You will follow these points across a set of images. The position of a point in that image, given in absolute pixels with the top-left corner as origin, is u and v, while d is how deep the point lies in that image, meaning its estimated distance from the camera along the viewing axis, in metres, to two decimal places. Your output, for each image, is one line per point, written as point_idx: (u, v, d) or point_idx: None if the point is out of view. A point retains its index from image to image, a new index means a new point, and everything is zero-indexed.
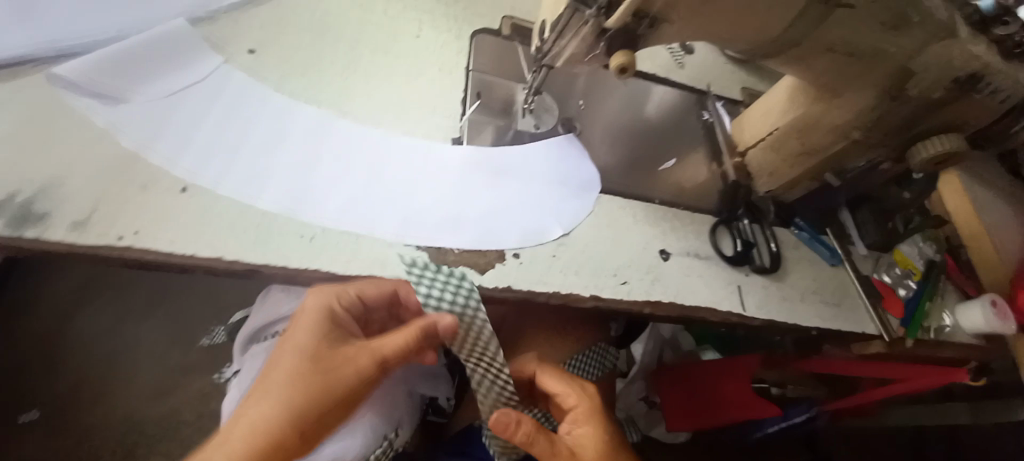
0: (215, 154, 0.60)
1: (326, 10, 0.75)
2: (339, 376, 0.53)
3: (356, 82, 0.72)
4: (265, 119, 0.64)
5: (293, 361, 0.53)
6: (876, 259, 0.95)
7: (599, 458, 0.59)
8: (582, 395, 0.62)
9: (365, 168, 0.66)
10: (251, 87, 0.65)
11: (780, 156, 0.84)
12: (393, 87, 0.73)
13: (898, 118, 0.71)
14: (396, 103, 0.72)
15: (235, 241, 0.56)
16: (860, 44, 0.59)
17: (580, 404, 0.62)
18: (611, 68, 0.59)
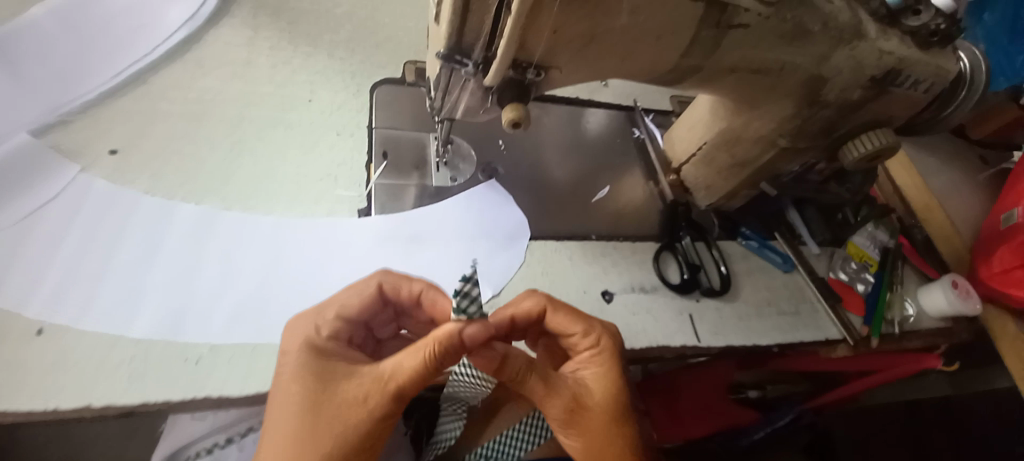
0: (79, 281, 0.54)
1: (205, 88, 0.69)
2: (344, 395, 0.48)
3: (242, 164, 0.65)
4: (139, 229, 0.58)
5: (292, 399, 0.48)
6: (830, 256, 0.91)
7: (606, 403, 0.55)
8: (604, 330, 0.57)
9: (258, 263, 0.60)
10: (118, 196, 0.59)
11: (714, 171, 0.81)
12: (289, 164, 0.67)
13: (823, 121, 0.68)
14: (292, 182, 0.66)
15: (104, 382, 0.49)
16: (762, 60, 0.56)
17: (597, 347, 0.57)
18: (504, 122, 0.54)
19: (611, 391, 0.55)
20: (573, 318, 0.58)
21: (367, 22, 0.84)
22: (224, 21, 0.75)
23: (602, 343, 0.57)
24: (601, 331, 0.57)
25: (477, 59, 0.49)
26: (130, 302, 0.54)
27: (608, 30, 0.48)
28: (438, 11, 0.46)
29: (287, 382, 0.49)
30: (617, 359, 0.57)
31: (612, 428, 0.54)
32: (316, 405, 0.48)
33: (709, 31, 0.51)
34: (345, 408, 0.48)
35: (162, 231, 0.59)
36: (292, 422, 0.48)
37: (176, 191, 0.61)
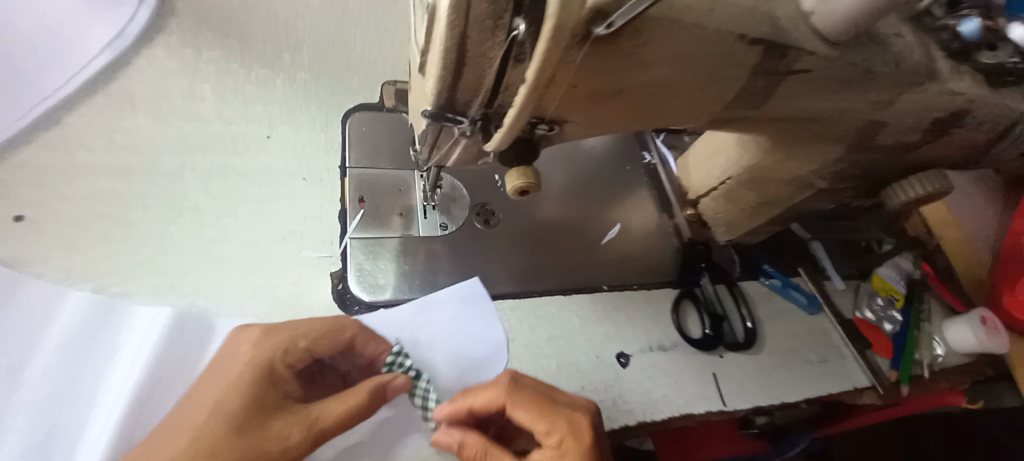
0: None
1: (140, 128, 0.58)
2: (272, 430, 0.43)
3: (186, 225, 0.54)
4: (62, 334, 0.47)
5: (205, 412, 0.42)
6: (855, 291, 0.84)
7: None
8: (569, 421, 0.48)
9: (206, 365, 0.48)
10: (29, 292, 0.48)
11: (737, 207, 0.71)
12: (244, 221, 0.56)
13: (868, 162, 0.59)
14: (248, 246, 0.55)
15: None
16: (818, 107, 0.46)
17: (553, 439, 0.48)
18: (507, 189, 0.43)
19: None
20: (530, 410, 0.49)
21: (335, 36, 0.71)
22: (156, 42, 0.63)
23: (579, 419, 0.49)
24: (563, 424, 0.48)
25: (476, 117, 0.39)
26: (56, 432, 0.45)
27: (641, 84, 0.38)
28: (424, 60, 0.35)
29: (200, 398, 0.44)
30: (581, 453, 0.47)
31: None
32: (240, 433, 0.42)
33: (764, 79, 0.41)
34: (265, 413, 0.44)
35: (92, 336, 0.48)
36: (206, 417, 0.42)
37: (108, 280, 0.50)
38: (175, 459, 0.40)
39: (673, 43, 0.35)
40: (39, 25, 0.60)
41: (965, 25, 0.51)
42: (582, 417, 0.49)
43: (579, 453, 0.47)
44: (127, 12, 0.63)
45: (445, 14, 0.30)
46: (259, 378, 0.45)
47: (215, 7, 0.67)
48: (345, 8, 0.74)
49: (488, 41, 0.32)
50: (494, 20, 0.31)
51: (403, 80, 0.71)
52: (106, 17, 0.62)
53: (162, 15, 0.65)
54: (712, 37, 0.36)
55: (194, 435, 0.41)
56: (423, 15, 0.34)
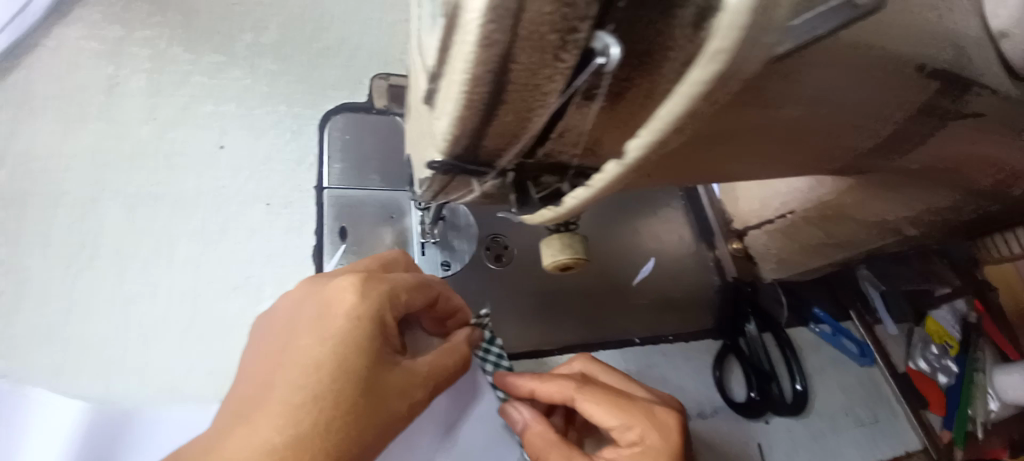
0: None
1: (42, 131, 0.43)
2: (390, 401, 0.32)
3: (100, 268, 0.41)
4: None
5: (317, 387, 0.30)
6: (906, 336, 0.74)
7: None
8: (652, 421, 0.38)
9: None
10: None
11: (796, 245, 0.59)
12: (184, 264, 0.43)
13: (976, 213, 0.48)
14: (182, 301, 0.42)
15: None
16: (965, 157, 0.34)
17: (642, 441, 0.38)
18: (544, 263, 0.31)
19: None
20: (608, 406, 0.39)
21: (311, 10, 0.56)
22: (72, 15, 0.48)
23: (662, 416, 0.39)
24: (649, 415, 0.39)
25: (507, 167, 0.26)
26: None
27: (760, 131, 0.25)
28: (433, 89, 0.22)
29: (292, 359, 0.30)
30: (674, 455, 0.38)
31: None
32: (351, 403, 0.30)
33: (917, 125, 0.29)
34: (383, 395, 0.31)
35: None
36: (270, 428, 0.29)
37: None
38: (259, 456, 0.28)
39: (826, 78, 0.23)
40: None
41: None
42: (665, 412, 0.39)
43: (663, 455, 0.38)
44: None
45: (475, 25, 0.17)
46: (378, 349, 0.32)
47: None
48: None
49: (544, 69, 0.19)
50: (561, 35, 0.18)
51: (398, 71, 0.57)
52: None
53: None
54: (880, 68, 0.23)
55: (287, 428, 0.29)
56: (433, 18, 0.20)
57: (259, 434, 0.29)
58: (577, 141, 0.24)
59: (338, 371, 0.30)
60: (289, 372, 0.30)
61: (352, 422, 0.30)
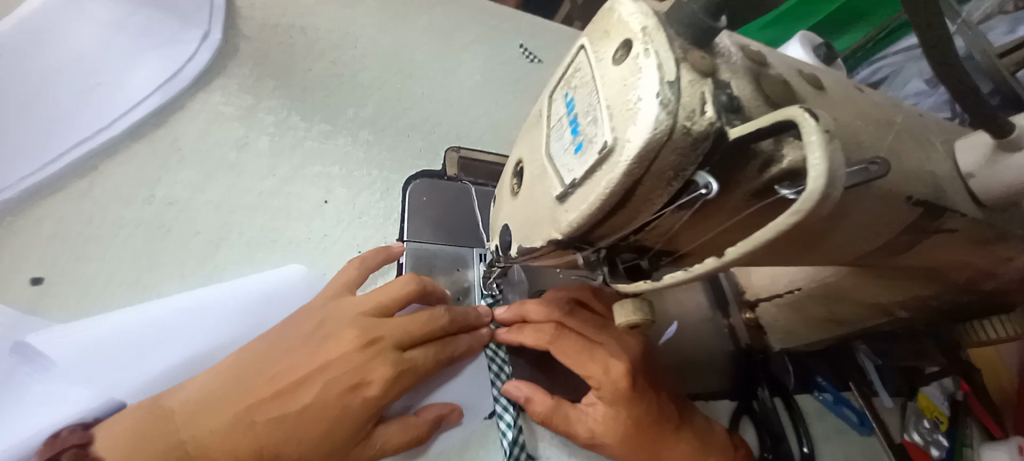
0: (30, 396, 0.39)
1: (184, 181, 0.52)
2: (397, 329, 0.44)
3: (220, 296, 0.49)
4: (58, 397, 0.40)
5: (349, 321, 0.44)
6: (901, 410, 0.81)
7: (617, 444, 0.47)
8: (608, 362, 0.48)
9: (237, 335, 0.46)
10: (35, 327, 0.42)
11: (802, 319, 0.67)
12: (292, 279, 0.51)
13: (954, 301, 0.57)
14: (287, 284, 0.51)
15: None
16: (945, 260, 0.43)
17: (601, 381, 0.47)
18: (616, 320, 0.38)
19: (625, 432, 0.47)
20: (575, 348, 0.48)
21: (399, 93, 0.67)
22: (214, 84, 0.57)
23: (628, 362, 0.48)
24: (605, 360, 0.48)
25: (603, 249, 0.34)
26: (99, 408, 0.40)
27: (795, 236, 0.34)
28: (568, 192, 0.31)
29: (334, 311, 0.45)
30: (629, 395, 0.47)
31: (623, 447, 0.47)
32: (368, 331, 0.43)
33: (908, 235, 0.38)
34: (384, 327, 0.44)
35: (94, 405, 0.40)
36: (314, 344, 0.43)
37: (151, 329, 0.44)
38: (312, 365, 0.42)
39: (841, 204, 0.32)
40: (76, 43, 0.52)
41: None
42: (619, 362, 0.48)
43: (614, 391, 0.47)
44: (186, 50, 0.56)
45: (625, 163, 0.26)
46: (383, 321, 0.45)
47: (278, 52, 0.62)
48: (413, 64, 0.70)
49: (658, 190, 0.28)
50: (676, 172, 0.27)
51: (465, 147, 0.68)
52: (162, 51, 0.55)
53: (225, 55, 0.59)
54: (882, 197, 0.33)
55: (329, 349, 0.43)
56: (579, 147, 0.30)
57: (314, 356, 0.42)
58: (662, 232, 0.32)
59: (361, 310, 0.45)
60: (332, 325, 0.44)
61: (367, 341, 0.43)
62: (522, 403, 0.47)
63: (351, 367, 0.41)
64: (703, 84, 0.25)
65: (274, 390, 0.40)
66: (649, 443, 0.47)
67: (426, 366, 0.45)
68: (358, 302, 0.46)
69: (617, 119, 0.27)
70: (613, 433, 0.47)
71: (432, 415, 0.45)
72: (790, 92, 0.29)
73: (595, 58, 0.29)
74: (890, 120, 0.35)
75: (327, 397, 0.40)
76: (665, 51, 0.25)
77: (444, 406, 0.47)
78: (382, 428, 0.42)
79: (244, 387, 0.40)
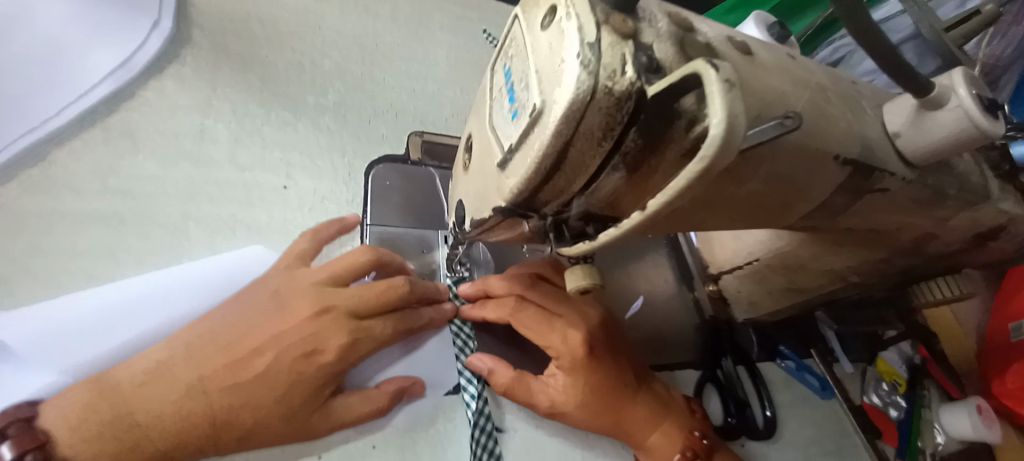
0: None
1: (138, 169, 0.51)
2: (354, 297, 0.46)
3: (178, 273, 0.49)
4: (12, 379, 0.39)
5: (307, 294, 0.45)
6: (861, 375, 0.85)
7: (577, 410, 0.49)
8: (566, 332, 0.51)
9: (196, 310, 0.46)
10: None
11: (763, 289, 0.69)
12: (253, 259, 0.51)
13: (902, 265, 0.59)
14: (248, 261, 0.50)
15: None
16: (886, 221, 0.45)
17: (560, 350, 0.50)
18: (568, 288, 0.39)
19: (584, 398, 0.49)
20: (535, 321, 0.51)
21: (362, 79, 0.67)
22: (167, 72, 0.57)
23: (585, 332, 0.51)
24: (563, 330, 0.51)
25: (549, 215, 0.35)
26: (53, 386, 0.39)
27: (731, 196, 0.35)
28: (508, 159, 0.32)
29: (289, 281, 0.47)
30: (586, 363, 0.50)
31: (583, 413, 0.50)
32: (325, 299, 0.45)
33: (844, 196, 0.39)
34: (340, 296, 0.46)
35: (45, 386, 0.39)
36: (270, 314, 0.44)
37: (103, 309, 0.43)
38: (274, 334, 0.43)
39: (772, 163, 0.33)
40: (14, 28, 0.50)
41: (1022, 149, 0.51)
42: (576, 333, 0.51)
43: (572, 359, 0.50)
44: (135, 38, 0.55)
45: (553, 124, 0.27)
46: (339, 289, 0.47)
47: (233, 40, 0.62)
48: (373, 50, 0.70)
49: (590, 151, 0.29)
50: (604, 132, 0.28)
51: (430, 132, 0.68)
52: (109, 38, 0.54)
53: (178, 42, 0.58)
54: (811, 156, 0.34)
55: (290, 318, 0.44)
56: (515, 114, 0.31)
57: (275, 326, 0.43)
58: (603, 198, 0.33)
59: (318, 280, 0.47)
60: (288, 292, 0.45)
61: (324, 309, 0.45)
62: (486, 375, 0.50)
63: (307, 334, 0.43)
64: (623, 45, 0.26)
65: (231, 357, 0.41)
66: (609, 406, 0.50)
67: (385, 335, 0.47)
68: (314, 271, 0.47)
69: (545, 82, 0.27)
70: (573, 400, 0.49)
71: (393, 387, 0.47)
72: (716, 55, 0.31)
73: (525, 27, 0.30)
74: (820, 84, 0.37)
75: (291, 360, 0.42)
76: (585, 14, 0.26)
77: (405, 379, 0.49)
78: (340, 399, 0.44)
79: (200, 357, 0.40)
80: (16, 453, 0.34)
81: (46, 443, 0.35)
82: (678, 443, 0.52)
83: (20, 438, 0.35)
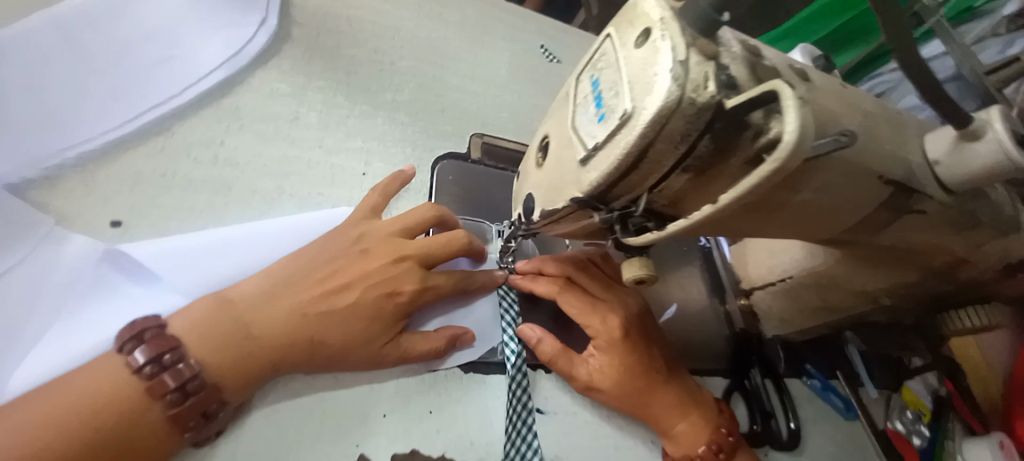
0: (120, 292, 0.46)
1: (241, 145, 0.58)
2: (421, 246, 0.51)
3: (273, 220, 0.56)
4: (139, 299, 0.46)
5: (381, 245, 0.51)
6: (886, 401, 0.86)
7: (613, 389, 0.53)
8: (609, 315, 0.55)
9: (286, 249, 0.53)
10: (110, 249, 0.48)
11: (794, 306, 0.72)
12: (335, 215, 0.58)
13: (934, 291, 0.62)
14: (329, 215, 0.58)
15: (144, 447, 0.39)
16: (919, 243, 0.48)
17: (602, 331, 0.54)
18: (624, 277, 0.44)
19: (621, 379, 0.53)
20: (581, 302, 0.55)
21: (431, 82, 0.73)
22: (270, 64, 0.64)
23: (623, 317, 0.55)
24: (606, 314, 0.55)
25: (618, 209, 0.39)
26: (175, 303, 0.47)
27: (785, 204, 0.39)
28: (591, 154, 0.37)
29: (364, 234, 0.52)
30: (625, 346, 0.54)
31: (618, 393, 0.54)
32: (396, 248, 0.51)
33: (884, 213, 0.43)
34: (407, 246, 0.51)
35: (170, 300, 0.46)
36: (348, 258, 0.50)
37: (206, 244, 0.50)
38: (353, 277, 0.48)
39: (823, 176, 0.37)
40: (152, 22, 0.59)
41: None
42: (617, 318, 0.55)
43: (612, 341, 0.54)
44: (246, 32, 0.63)
45: (642, 126, 0.32)
46: (407, 241, 0.52)
47: (323, 38, 0.69)
48: (441, 56, 0.77)
49: (667, 152, 0.34)
50: (683, 136, 0.32)
51: (489, 134, 0.74)
52: (226, 32, 0.62)
53: (279, 39, 0.66)
54: (857, 172, 0.39)
55: (364, 264, 0.49)
56: (602, 116, 0.36)
57: (352, 269, 0.49)
58: (667, 197, 0.38)
59: (390, 232, 0.52)
60: (363, 238, 0.51)
61: (394, 256, 0.50)
62: (534, 343, 0.54)
63: (385, 277, 0.49)
64: (707, 64, 0.31)
65: (325, 288, 0.47)
66: (643, 391, 0.54)
67: (447, 289, 0.52)
68: (386, 224, 0.53)
69: (637, 90, 0.32)
70: (610, 379, 0.53)
71: (449, 333, 0.52)
72: (780, 77, 0.35)
73: (618, 44, 0.36)
74: (869, 110, 0.41)
75: (366, 300, 0.48)
76: (678, 36, 0.31)
77: (459, 328, 0.54)
78: (407, 336, 0.50)
79: (298, 286, 0.47)
80: (155, 354, 0.39)
81: (177, 346, 0.40)
82: (702, 434, 0.55)
83: (155, 342, 0.40)
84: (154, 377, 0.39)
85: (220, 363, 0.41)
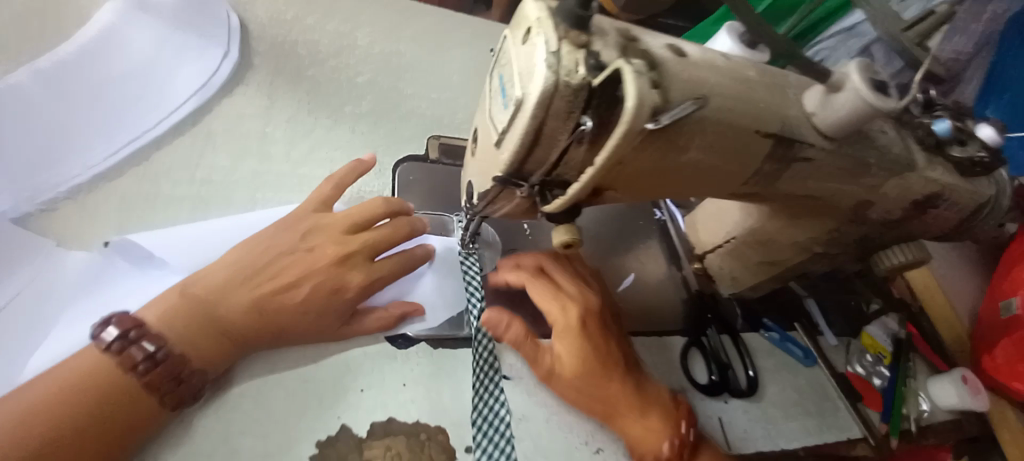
0: (119, 283, 0.54)
1: (215, 165, 0.65)
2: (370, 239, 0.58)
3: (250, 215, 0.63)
4: (137, 286, 0.54)
5: (331, 243, 0.57)
6: (846, 347, 0.90)
7: (572, 374, 0.60)
8: (569, 306, 0.62)
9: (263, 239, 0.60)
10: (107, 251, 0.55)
11: (740, 264, 0.78)
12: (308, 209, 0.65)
13: (857, 234, 0.67)
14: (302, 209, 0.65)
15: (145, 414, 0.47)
16: (820, 189, 0.54)
17: (561, 323, 0.61)
18: (554, 243, 0.50)
19: (579, 365, 0.60)
20: (543, 297, 0.62)
21: (389, 94, 0.80)
22: (237, 90, 0.71)
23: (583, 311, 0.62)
24: (564, 305, 0.62)
25: (535, 183, 0.45)
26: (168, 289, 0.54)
27: (677, 164, 0.45)
28: (500, 138, 0.43)
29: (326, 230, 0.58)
30: (584, 333, 0.61)
31: (576, 377, 0.60)
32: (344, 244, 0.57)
33: (773, 164, 0.49)
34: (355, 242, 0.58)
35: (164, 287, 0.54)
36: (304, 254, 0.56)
37: (185, 241, 0.57)
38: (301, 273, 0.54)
39: (704, 135, 0.44)
40: (132, 65, 0.67)
41: (939, 124, 0.58)
42: (576, 309, 0.62)
43: (571, 331, 0.61)
44: (212, 65, 0.70)
45: (531, 108, 0.38)
46: (364, 232, 0.59)
47: (285, 63, 0.76)
48: (397, 69, 0.83)
49: (560, 128, 0.40)
50: (568, 113, 0.39)
51: (446, 135, 0.80)
52: (195, 66, 0.70)
53: (243, 68, 0.73)
54: (734, 130, 0.45)
55: (314, 262, 0.55)
56: (504, 104, 0.42)
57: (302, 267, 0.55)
58: (575, 168, 0.44)
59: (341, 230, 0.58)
60: (325, 233, 0.58)
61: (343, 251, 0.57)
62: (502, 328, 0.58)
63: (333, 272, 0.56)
64: (577, 52, 0.38)
65: (275, 285, 0.53)
66: (599, 377, 0.60)
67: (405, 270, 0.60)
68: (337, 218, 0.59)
69: (524, 79, 0.39)
70: (570, 365, 0.60)
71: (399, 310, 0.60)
72: (652, 56, 0.41)
73: (511, 42, 0.42)
74: (746, 75, 0.46)
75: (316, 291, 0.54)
76: (550, 31, 0.38)
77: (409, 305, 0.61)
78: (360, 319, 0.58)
79: (251, 283, 0.53)
80: (121, 330, 0.47)
81: (139, 325, 0.48)
82: (652, 414, 0.61)
83: (121, 320, 0.48)
84: (122, 351, 0.47)
85: (171, 352, 0.48)
